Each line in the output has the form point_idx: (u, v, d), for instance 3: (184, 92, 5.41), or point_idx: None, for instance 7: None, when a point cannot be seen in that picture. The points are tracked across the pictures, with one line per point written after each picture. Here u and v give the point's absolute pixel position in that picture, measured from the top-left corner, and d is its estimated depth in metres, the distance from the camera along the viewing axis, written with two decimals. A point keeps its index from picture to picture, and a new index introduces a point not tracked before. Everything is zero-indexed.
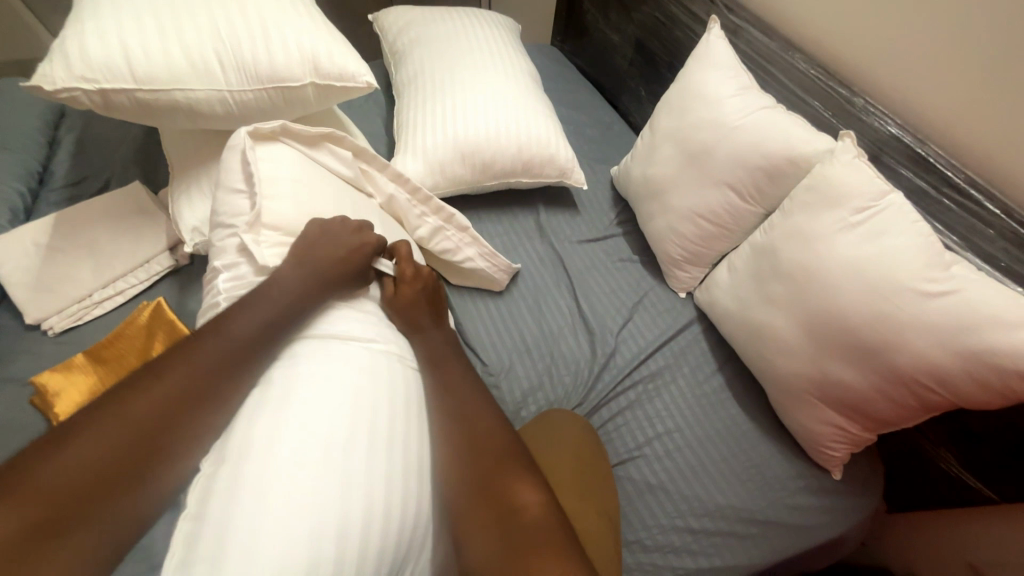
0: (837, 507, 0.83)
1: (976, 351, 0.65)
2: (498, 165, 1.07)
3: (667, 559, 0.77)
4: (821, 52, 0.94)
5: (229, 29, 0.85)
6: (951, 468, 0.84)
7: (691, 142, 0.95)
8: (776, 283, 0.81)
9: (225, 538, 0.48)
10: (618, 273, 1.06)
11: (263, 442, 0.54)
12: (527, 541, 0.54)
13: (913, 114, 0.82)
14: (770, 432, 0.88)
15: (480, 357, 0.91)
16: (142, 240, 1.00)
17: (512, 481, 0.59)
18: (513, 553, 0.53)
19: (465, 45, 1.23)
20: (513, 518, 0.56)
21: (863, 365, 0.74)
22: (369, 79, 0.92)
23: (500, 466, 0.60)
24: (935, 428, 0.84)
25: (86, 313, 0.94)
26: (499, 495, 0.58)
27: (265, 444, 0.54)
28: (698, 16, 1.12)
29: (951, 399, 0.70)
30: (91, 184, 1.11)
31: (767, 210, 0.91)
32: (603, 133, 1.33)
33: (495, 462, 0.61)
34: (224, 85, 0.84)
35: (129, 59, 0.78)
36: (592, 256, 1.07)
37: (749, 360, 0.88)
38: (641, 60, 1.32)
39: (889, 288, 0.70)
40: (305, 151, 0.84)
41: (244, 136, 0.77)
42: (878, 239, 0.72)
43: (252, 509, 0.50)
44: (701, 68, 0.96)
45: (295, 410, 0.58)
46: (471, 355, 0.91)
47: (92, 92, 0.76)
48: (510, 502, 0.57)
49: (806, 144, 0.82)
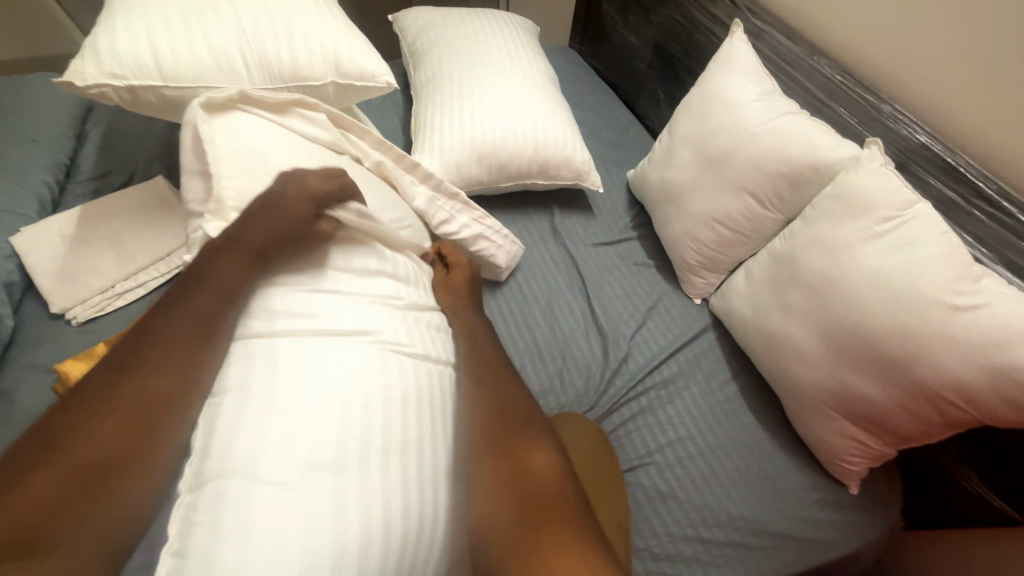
0: (854, 522, 0.81)
1: (1005, 367, 0.63)
2: (514, 166, 1.07)
3: (677, 569, 0.76)
4: (847, 57, 0.92)
5: (254, 27, 0.86)
6: (973, 486, 0.82)
7: (711, 147, 0.94)
8: (795, 292, 0.80)
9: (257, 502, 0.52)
10: (632, 277, 1.05)
11: (283, 414, 0.57)
12: (541, 512, 0.56)
13: (941, 122, 0.80)
14: (784, 443, 0.87)
15: None
16: (163, 234, 1.02)
17: (526, 453, 0.62)
18: (527, 522, 0.56)
19: (484, 46, 1.23)
20: (525, 489, 0.58)
21: (884, 378, 0.72)
22: (389, 79, 0.93)
23: (513, 436, 0.63)
24: (957, 445, 0.82)
25: (108, 304, 0.97)
26: (513, 464, 0.61)
27: (290, 412, 0.58)
28: (720, 20, 1.10)
29: (976, 416, 0.68)
30: (116, 178, 1.13)
31: (787, 218, 0.89)
32: (620, 136, 1.32)
33: (509, 432, 0.64)
34: (247, 82, 0.84)
35: (157, 56, 0.79)
36: (604, 259, 1.07)
37: (765, 369, 0.87)
38: (660, 63, 1.31)
39: (914, 300, 0.68)
40: (272, 118, 0.81)
41: (195, 114, 0.74)
42: (903, 250, 0.70)
43: (277, 487, 0.53)
44: (723, 71, 0.95)
45: (319, 381, 0.61)
46: None
47: (120, 88, 0.78)
48: (522, 469, 0.60)
49: (830, 151, 0.81)
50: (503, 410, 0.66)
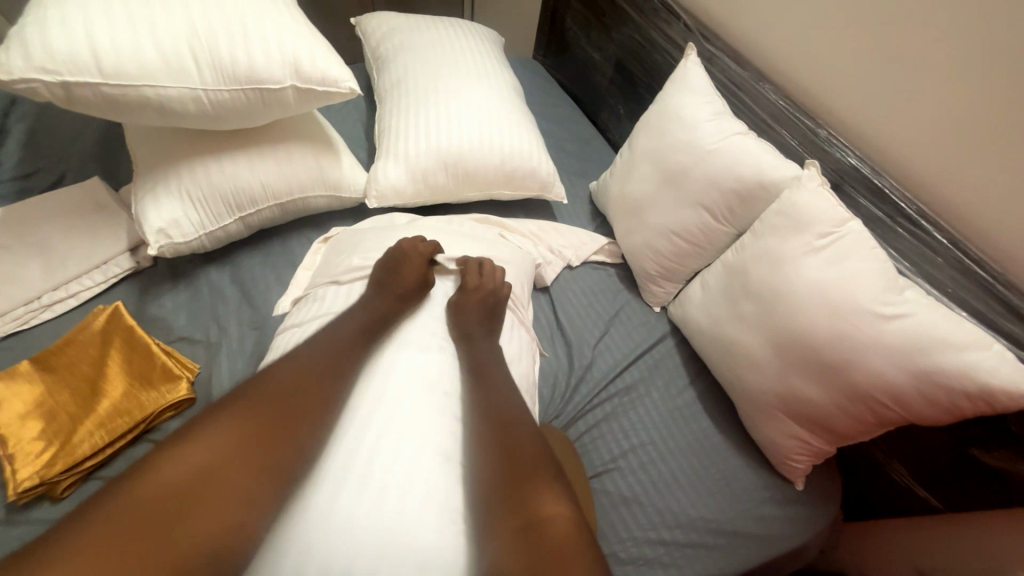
0: (801, 517, 0.86)
1: (925, 371, 0.70)
2: (480, 175, 1.08)
3: (640, 571, 0.79)
4: (788, 83, 0.99)
5: (205, 25, 0.82)
6: (902, 479, 0.89)
7: (668, 163, 0.98)
8: (747, 301, 0.85)
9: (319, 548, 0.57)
10: (609, 295, 1.06)
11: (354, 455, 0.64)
12: (557, 548, 0.60)
13: (870, 147, 0.88)
14: (738, 445, 0.91)
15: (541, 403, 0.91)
16: (99, 240, 0.94)
17: (543, 495, 0.64)
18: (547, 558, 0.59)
19: (449, 55, 1.23)
20: (541, 528, 0.61)
21: (825, 382, 0.78)
22: (352, 85, 0.91)
23: (529, 477, 0.66)
24: (888, 441, 0.89)
25: (33, 317, 0.88)
26: (530, 505, 0.63)
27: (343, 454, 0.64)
28: (676, 41, 1.16)
29: (904, 415, 0.74)
30: (43, 178, 1.04)
31: (738, 231, 0.94)
32: (583, 148, 1.36)
33: (528, 473, 0.66)
34: (198, 84, 0.81)
35: (95, 51, 0.74)
36: (584, 277, 1.08)
37: (720, 374, 0.91)
38: (620, 79, 1.36)
39: (849, 310, 0.74)
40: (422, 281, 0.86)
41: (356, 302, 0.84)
42: (840, 263, 0.77)
43: (346, 485, 0.61)
44: (678, 91, 1.00)
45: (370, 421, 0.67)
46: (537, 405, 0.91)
47: (52, 83, 0.72)
48: (536, 512, 0.63)
49: (776, 169, 0.86)
50: (527, 450, 0.69)
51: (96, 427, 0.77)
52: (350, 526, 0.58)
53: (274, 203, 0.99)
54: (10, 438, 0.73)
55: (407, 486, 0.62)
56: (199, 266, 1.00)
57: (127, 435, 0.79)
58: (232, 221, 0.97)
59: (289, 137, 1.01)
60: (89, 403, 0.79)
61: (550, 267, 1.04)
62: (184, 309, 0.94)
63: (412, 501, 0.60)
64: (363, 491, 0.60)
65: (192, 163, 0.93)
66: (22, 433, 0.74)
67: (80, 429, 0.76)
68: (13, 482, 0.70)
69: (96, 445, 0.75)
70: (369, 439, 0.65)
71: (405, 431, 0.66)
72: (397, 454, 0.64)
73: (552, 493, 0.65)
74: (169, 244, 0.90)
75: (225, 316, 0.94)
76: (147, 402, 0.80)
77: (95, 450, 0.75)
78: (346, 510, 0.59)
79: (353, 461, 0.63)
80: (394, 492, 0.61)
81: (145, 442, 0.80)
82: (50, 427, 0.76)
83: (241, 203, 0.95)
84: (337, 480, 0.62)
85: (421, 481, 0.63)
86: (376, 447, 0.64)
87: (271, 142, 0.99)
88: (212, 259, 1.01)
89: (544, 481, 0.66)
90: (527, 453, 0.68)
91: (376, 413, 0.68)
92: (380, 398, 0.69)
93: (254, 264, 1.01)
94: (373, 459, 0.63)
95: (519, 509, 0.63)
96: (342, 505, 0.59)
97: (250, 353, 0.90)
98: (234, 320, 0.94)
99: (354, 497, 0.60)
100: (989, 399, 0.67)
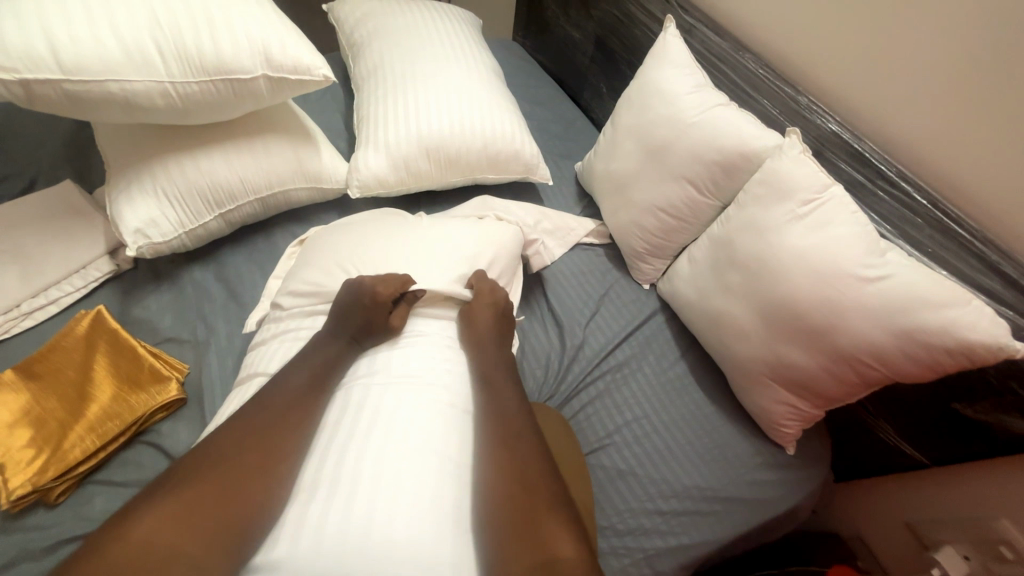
0: (793, 479, 0.88)
1: (909, 330, 0.71)
2: (463, 160, 1.07)
3: (639, 541, 0.80)
4: (768, 52, 0.99)
5: (168, 15, 0.80)
6: (888, 437, 0.91)
7: (651, 138, 0.98)
8: (733, 273, 0.85)
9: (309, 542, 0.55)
10: (600, 279, 1.06)
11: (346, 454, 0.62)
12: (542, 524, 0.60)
13: (850, 112, 0.88)
14: (729, 414, 0.93)
15: (530, 384, 0.92)
16: (75, 244, 0.92)
17: (544, 515, 0.61)
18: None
19: (425, 38, 1.21)
20: (540, 554, 0.58)
21: (810, 346, 0.79)
22: (326, 71, 0.88)
23: (530, 495, 0.62)
24: (874, 402, 0.91)
25: (13, 325, 0.86)
26: (530, 526, 0.60)
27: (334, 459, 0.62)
28: (655, 15, 1.15)
29: (888, 374, 0.76)
30: (13, 184, 1.01)
31: (723, 203, 0.95)
32: (566, 128, 1.35)
33: (529, 488, 0.63)
34: (165, 76, 0.79)
35: (54, 46, 0.72)
36: (577, 261, 1.08)
37: (710, 346, 0.92)
38: (600, 56, 1.35)
39: (834, 275, 0.75)
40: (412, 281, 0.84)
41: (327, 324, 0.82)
42: (824, 229, 0.77)
43: (338, 482, 0.60)
44: (658, 65, 0.99)
45: (359, 420, 0.66)
46: (523, 384, 0.91)
47: (11, 82, 0.70)
48: (525, 491, 0.63)
49: (758, 139, 0.86)
50: (530, 459, 0.66)
51: (87, 431, 0.76)
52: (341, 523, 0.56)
53: (254, 197, 0.97)
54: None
55: (398, 483, 0.60)
56: (182, 265, 0.98)
57: (119, 438, 0.78)
58: (213, 218, 0.95)
59: (264, 129, 0.99)
60: (77, 409, 0.78)
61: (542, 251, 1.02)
62: (169, 309, 0.93)
63: (403, 491, 0.59)
64: (351, 488, 0.59)
65: (165, 159, 0.91)
66: (11, 442, 0.73)
67: (71, 434, 0.75)
68: (6, 490, 0.70)
69: (88, 449, 0.75)
70: (361, 435, 0.64)
71: (398, 426, 0.65)
72: (387, 446, 0.62)
73: (552, 511, 0.62)
74: (148, 244, 0.89)
75: (212, 314, 0.93)
76: (137, 404, 0.80)
77: (87, 455, 0.75)
78: (337, 505, 0.57)
79: (343, 461, 0.61)
80: (381, 488, 0.59)
81: (139, 444, 0.80)
82: (40, 435, 0.75)
83: (220, 199, 0.93)
84: (325, 481, 0.60)
85: (412, 477, 0.60)
86: (368, 442, 0.63)
87: (248, 135, 0.97)
88: (195, 258, 0.99)
89: (546, 500, 0.62)
90: (526, 453, 0.66)
91: (365, 412, 0.66)
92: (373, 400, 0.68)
93: (239, 261, 1.00)
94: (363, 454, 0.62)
95: (519, 529, 0.60)
96: (328, 503, 0.58)
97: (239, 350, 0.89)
98: (222, 318, 0.93)
99: (339, 493, 0.59)
100: (970, 352, 0.69)
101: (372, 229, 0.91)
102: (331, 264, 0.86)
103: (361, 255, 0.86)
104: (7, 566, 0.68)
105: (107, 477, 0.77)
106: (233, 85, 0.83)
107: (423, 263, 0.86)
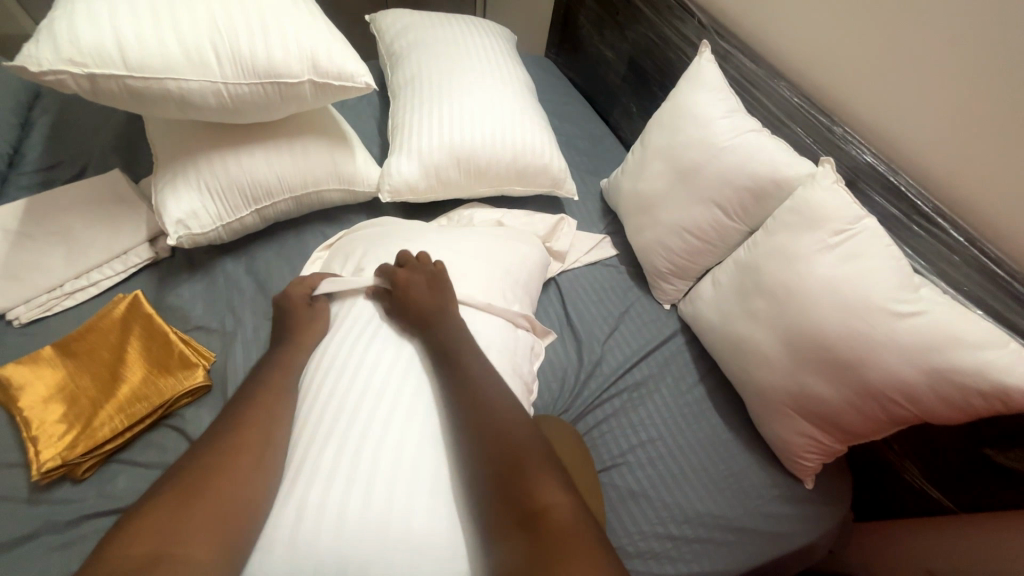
0: (810, 515, 0.86)
1: (940, 369, 0.70)
2: (492, 171, 1.09)
3: (648, 565, 0.79)
4: (805, 81, 0.99)
5: (227, 20, 0.84)
6: (914, 480, 0.89)
7: (680, 160, 0.98)
8: (758, 298, 0.85)
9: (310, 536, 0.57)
10: (618, 294, 1.07)
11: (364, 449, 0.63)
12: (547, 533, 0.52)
13: (888, 145, 0.88)
14: (748, 443, 0.91)
15: (541, 396, 0.91)
16: (119, 230, 0.96)
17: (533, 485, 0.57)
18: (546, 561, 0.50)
19: (462, 52, 1.24)
20: (534, 525, 0.54)
21: (836, 378, 0.77)
22: (368, 79, 0.92)
23: (523, 467, 0.59)
24: (900, 441, 0.88)
25: (56, 304, 0.90)
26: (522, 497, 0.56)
27: (339, 456, 0.63)
28: (690, 39, 1.16)
29: (916, 413, 0.74)
30: (66, 171, 1.06)
31: (751, 228, 0.94)
32: (594, 145, 1.36)
33: (518, 464, 0.59)
34: (218, 77, 0.83)
35: (121, 44, 0.76)
36: (594, 277, 1.08)
37: (730, 371, 0.91)
38: (632, 76, 1.36)
39: (862, 307, 0.74)
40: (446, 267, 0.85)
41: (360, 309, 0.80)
42: (855, 260, 0.76)
43: (347, 475, 0.61)
44: (692, 88, 1.00)
45: (377, 414, 0.66)
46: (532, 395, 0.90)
47: (80, 76, 0.74)
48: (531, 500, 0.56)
49: (790, 167, 0.86)
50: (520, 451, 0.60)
51: (116, 411, 0.78)
52: (343, 513, 0.58)
53: (289, 195, 1.00)
54: (34, 420, 0.75)
55: (412, 479, 0.62)
56: (216, 257, 1.01)
57: (146, 420, 0.81)
58: (249, 213, 0.98)
59: (304, 131, 1.02)
60: (109, 388, 0.81)
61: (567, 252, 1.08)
62: (201, 299, 0.96)
63: (408, 490, 0.61)
64: (358, 488, 0.60)
65: (209, 155, 0.95)
66: (45, 416, 0.76)
67: (101, 412, 0.78)
68: (37, 462, 0.72)
69: (116, 428, 0.77)
70: (384, 430, 0.65)
71: (415, 420, 0.67)
72: (398, 445, 0.64)
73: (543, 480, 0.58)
74: (187, 234, 0.92)
75: (240, 306, 0.96)
76: (166, 388, 0.82)
77: (115, 433, 0.77)
78: (343, 506, 0.59)
79: (360, 457, 0.62)
80: (393, 482, 0.61)
81: (165, 426, 0.82)
82: (72, 411, 0.78)
83: (257, 195, 0.97)
84: (342, 473, 0.61)
85: (425, 475, 0.62)
86: (387, 440, 0.64)
87: (288, 136, 1.01)
88: (228, 251, 1.03)
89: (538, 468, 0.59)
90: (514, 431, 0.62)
91: (378, 406, 0.67)
92: (388, 392, 0.69)
93: (269, 256, 1.03)
94: (382, 449, 0.63)
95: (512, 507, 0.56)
96: (346, 492, 0.60)
97: (264, 343, 0.91)
98: (250, 310, 0.95)
99: (352, 493, 0.60)
100: (1004, 397, 0.67)
101: (403, 232, 0.94)
102: (374, 238, 0.93)
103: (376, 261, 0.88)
104: (31, 535, 0.70)
105: (131, 457, 0.79)
106: (281, 88, 0.87)
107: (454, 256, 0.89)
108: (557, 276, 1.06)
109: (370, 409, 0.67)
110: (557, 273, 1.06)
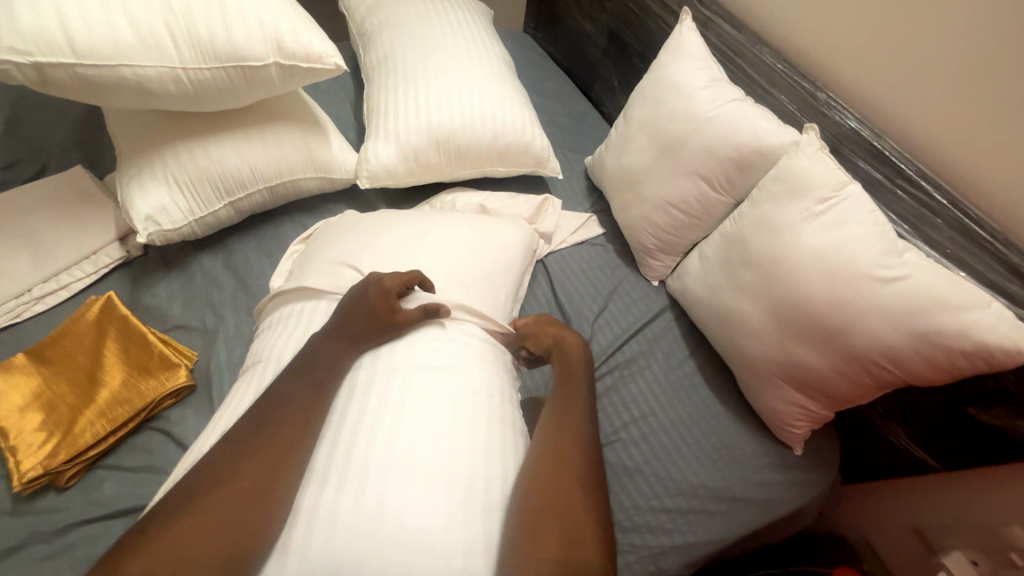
0: (801, 480, 0.87)
1: (924, 332, 0.70)
2: (473, 152, 1.06)
3: (644, 538, 0.80)
4: (789, 46, 0.97)
5: (182, 1, 0.79)
6: (900, 442, 0.90)
7: (664, 133, 0.96)
8: (746, 271, 0.84)
9: (305, 533, 0.55)
10: (606, 272, 1.06)
11: (359, 441, 0.61)
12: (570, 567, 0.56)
13: (871, 110, 0.87)
14: (738, 414, 0.92)
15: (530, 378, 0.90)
16: (86, 230, 0.92)
17: (580, 531, 0.60)
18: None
19: (436, 28, 1.19)
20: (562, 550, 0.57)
21: (824, 347, 0.78)
22: (337, 60, 0.88)
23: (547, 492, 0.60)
24: (884, 403, 0.90)
25: (26, 309, 0.87)
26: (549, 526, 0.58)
27: (333, 450, 0.61)
28: (670, 7, 1.13)
29: (901, 377, 0.75)
30: (25, 169, 1.01)
31: (736, 200, 0.93)
32: (577, 122, 1.33)
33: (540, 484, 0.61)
34: (176, 62, 0.78)
35: (67, 30, 0.71)
36: (580, 256, 1.07)
37: (720, 344, 0.91)
38: (614, 49, 1.33)
39: (849, 274, 0.74)
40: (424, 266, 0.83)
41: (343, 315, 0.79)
42: (841, 227, 0.76)
43: (339, 470, 0.59)
44: (674, 57, 0.97)
45: (370, 406, 0.64)
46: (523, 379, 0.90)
47: (25, 66, 0.70)
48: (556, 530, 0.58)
49: (774, 136, 0.85)
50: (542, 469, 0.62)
51: (97, 416, 0.76)
52: (340, 505, 0.56)
53: (263, 186, 0.97)
54: (11, 431, 0.73)
55: (425, 478, 0.59)
56: (192, 253, 0.98)
57: (129, 423, 0.79)
58: (222, 207, 0.95)
59: (275, 117, 0.98)
60: (87, 393, 0.78)
61: (553, 233, 1.07)
62: (179, 298, 0.93)
63: (402, 482, 0.58)
64: (351, 483, 0.58)
65: (175, 146, 0.91)
66: (22, 425, 0.74)
67: (81, 419, 0.76)
68: (18, 473, 0.70)
69: (98, 434, 0.75)
70: (377, 421, 0.63)
71: (407, 413, 0.64)
72: (392, 436, 0.61)
73: (585, 528, 0.60)
74: (158, 231, 0.88)
75: (220, 302, 0.93)
76: (147, 390, 0.80)
77: (98, 439, 0.75)
78: (334, 502, 0.57)
79: (354, 449, 0.61)
80: (386, 478, 0.58)
81: (149, 429, 0.80)
82: (51, 419, 0.76)
83: (230, 187, 0.93)
84: (332, 466, 0.59)
85: (421, 470, 0.59)
86: (380, 431, 0.62)
87: (259, 124, 0.97)
88: (204, 247, 0.99)
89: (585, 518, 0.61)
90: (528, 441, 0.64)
91: (372, 399, 0.65)
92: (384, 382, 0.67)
93: (248, 251, 0.99)
94: (376, 442, 0.61)
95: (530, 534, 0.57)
96: (338, 485, 0.58)
97: (248, 340, 0.89)
98: (230, 306, 0.93)
99: (344, 487, 0.58)
100: (987, 356, 0.68)
101: (384, 221, 0.91)
102: (351, 227, 0.90)
103: (362, 250, 0.85)
104: (17, 548, 0.69)
105: (117, 462, 0.77)
106: (245, 70, 0.83)
107: (435, 249, 0.86)
108: (544, 257, 1.05)
109: (363, 408, 0.65)
110: (544, 255, 1.05)
